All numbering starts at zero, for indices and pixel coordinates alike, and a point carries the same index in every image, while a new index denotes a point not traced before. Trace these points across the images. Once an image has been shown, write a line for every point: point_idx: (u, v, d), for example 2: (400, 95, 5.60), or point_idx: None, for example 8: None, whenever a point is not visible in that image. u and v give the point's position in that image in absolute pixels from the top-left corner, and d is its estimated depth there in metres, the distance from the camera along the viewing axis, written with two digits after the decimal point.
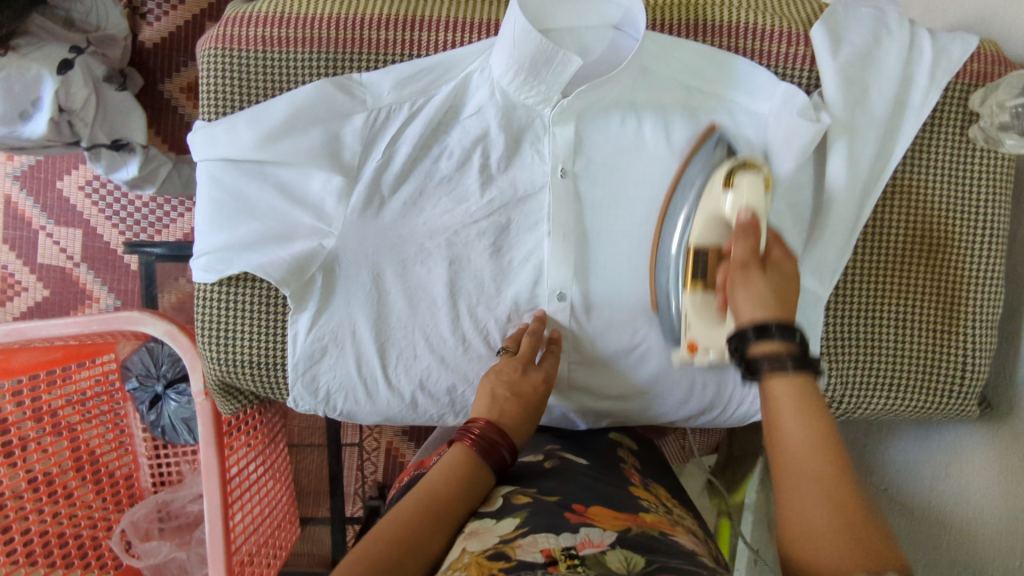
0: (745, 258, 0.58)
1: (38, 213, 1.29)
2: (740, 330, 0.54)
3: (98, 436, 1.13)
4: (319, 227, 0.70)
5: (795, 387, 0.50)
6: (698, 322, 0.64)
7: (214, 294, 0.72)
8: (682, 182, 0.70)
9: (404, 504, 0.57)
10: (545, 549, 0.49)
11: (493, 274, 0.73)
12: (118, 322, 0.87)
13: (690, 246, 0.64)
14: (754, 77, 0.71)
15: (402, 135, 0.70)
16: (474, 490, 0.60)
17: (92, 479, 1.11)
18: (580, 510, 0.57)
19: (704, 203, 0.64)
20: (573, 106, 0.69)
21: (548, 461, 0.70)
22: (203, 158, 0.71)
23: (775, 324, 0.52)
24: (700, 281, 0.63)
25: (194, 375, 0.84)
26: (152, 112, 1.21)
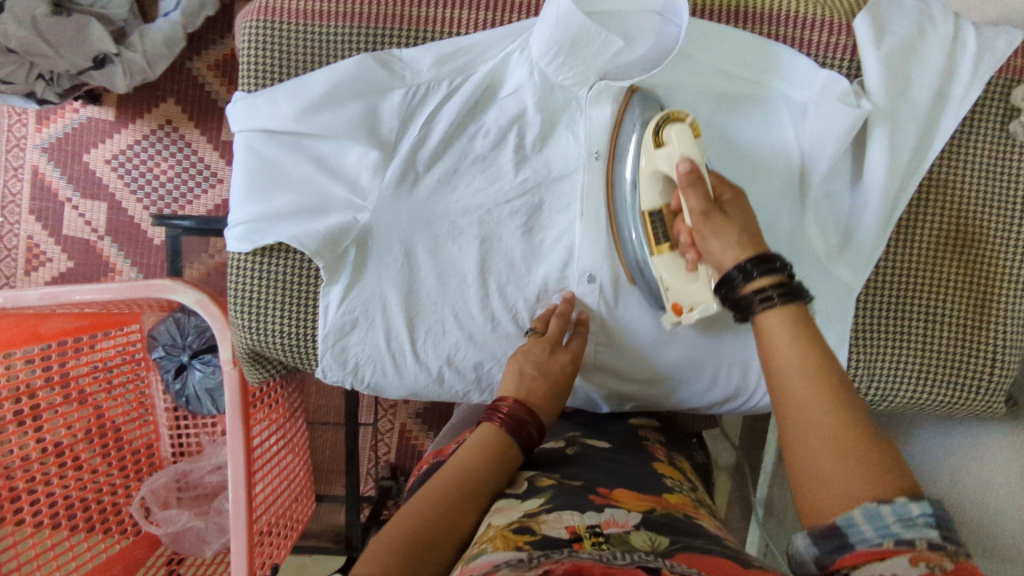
0: (701, 205, 0.57)
1: (65, 185, 1.30)
2: (726, 276, 0.54)
3: (122, 408, 1.14)
4: (354, 200, 0.71)
5: (786, 321, 0.50)
6: (675, 282, 0.65)
7: (248, 264, 0.72)
8: (619, 150, 0.71)
9: (434, 483, 0.58)
10: (570, 526, 0.50)
11: (524, 253, 0.73)
12: (148, 289, 0.88)
13: (643, 211, 0.66)
14: (794, 65, 0.70)
15: (439, 112, 0.71)
16: (502, 469, 0.61)
17: (115, 449, 1.13)
18: (604, 493, 0.59)
19: (645, 165, 0.65)
20: (610, 90, 0.70)
21: (570, 449, 0.71)
22: (241, 129, 0.71)
23: (750, 260, 0.52)
24: (665, 243, 0.65)
25: (223, 344, 0.85)
26: (180, 88, 1.27)
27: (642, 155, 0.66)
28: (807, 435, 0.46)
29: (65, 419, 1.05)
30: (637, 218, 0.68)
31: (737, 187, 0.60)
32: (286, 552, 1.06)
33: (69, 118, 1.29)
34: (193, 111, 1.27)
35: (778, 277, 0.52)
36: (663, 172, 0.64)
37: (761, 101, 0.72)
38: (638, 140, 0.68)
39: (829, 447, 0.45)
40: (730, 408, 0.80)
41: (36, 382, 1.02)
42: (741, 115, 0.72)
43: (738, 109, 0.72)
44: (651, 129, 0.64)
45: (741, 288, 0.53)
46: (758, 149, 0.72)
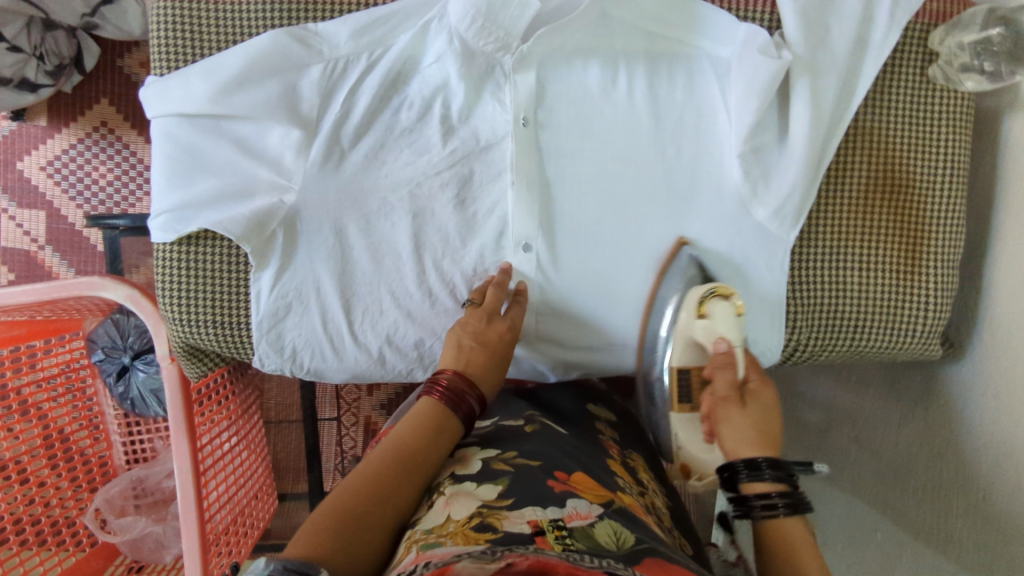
0: (726, 389, 0.60)
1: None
2: (730, 464, 0.57)
3: (67, 415, 1.10)
4: (279, 182, 0.69)
5: (789, 532, 0.52)
6: (690, 444, 0.68)
7: (173, 253, 0.70)
8: (657, 306, 0.73)
9: (372, 456, 0.57)
10: (532, 521, 0.48)
11: (458, 226, 0.72)
12: (77, 288, 0.85)
13: (673, 367, 0.69)
14: (716, 21, 0.71)
15: (360, 87, 0.69)
16: (441, 439, 0.60)
17: (65, 462, 1.09)
18: (562, 477, 0.57)
19: (680, 329, 0.69)
20: (533, 52, 0.69)
21: (529, 425, 0.69)
22: (156, 114, 0.69)
23: (765, 458, 0.55)
24: (687, 404, 0.68)
25: (159, 339, 0.82)
26: (113, 89, 1.22)
27: (679, 316, 0.69)
28: None
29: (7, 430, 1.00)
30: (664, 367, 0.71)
31: (766, 375, 0.62)
32: (249, 549, 1.05)
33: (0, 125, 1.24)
34: (129, 111, 1.23)
35: (784, 485, 0.54)
36: (698, 340, 0.67)
37: (687, 59, 0.72)
38: (678, 301, 0.70)
39: None
40: None
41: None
42: (667, 75, 0.72)
43: (664, 68, 0.72)
44: (695, 297, 0.68)
45: (744, 483, 0.55)
46: (687, 107, 0.72)
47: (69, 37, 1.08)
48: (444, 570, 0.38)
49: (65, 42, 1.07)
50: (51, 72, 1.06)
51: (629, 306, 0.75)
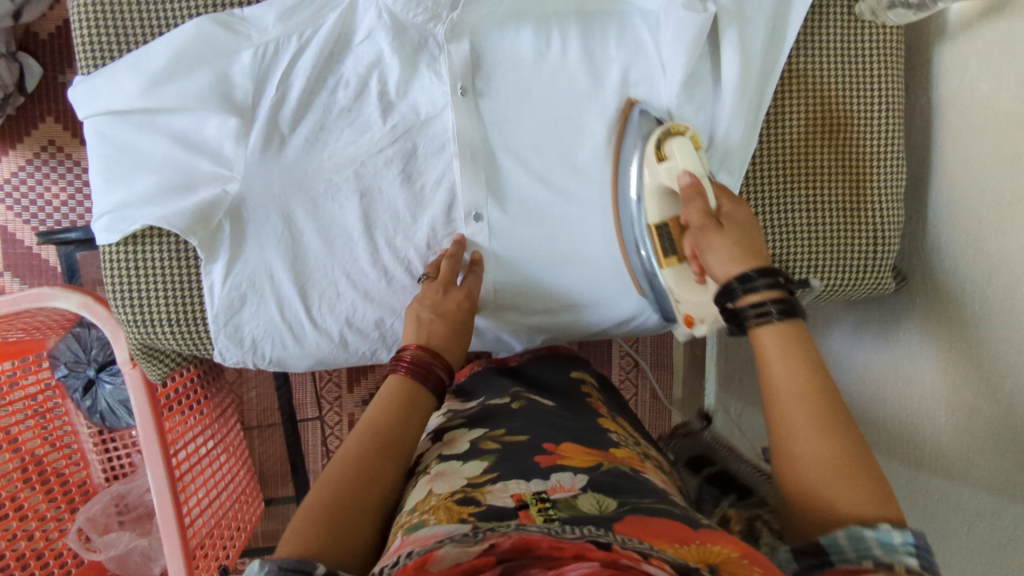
0: (702, 219, 0.60)
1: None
2: (724, 287, 0.56)
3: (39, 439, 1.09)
4: (220, 171, 0.69)
5: (783, 334, 0.53)
6: (686, 294, 0.67)
7: (120, 254, 0.69)
8: (621, 164, 0.72)
9: (352, 439, 0.57)
10: (516, 494, 0.47)
11: (407, 202, 0.73)
12: (29, 301, 0.83)
13: (651, 224, 0.68)
14: None
15: (293, 69, 0.69)
16: (414, 415, 0.60)
17: (42, 485, 1.08)
18: (552, 448, 0.55)
19: (649, 181, 0.68)
20: (463, 20, 0.69)
21: (516, 402, 0.67)
22: (88, 113, 0.68)
23: (753, 269, 0.55)
24: (674, 256, 0.67)
25: (118, 346, 0.81)
26: (56, 105, 1.20)
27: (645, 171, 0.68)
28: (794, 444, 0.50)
29: None
30: (643, 229, 0.70)
31: (738, 200, 0.62)
32: (238, 550, 1.06)
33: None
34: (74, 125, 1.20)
35: (779, 292, 0.54)
36: (668, 187, 0.66)
37: (618, 16, 0.72)
38: (639, 157, 0.69)
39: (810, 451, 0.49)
40: (640, 322, 0.82)
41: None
42: (601, 32, 0.72)
43: (596, 24, 0.72)
44: (654, 144, 0.67)
45: (740, 299, 0.55)
46: (625, 63, 0.73)
47: (9, 64, 1.11)
48: (426, 558, 0.37)
49: (7, 69, 1.11)
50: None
51: (584, 266, 0.76)
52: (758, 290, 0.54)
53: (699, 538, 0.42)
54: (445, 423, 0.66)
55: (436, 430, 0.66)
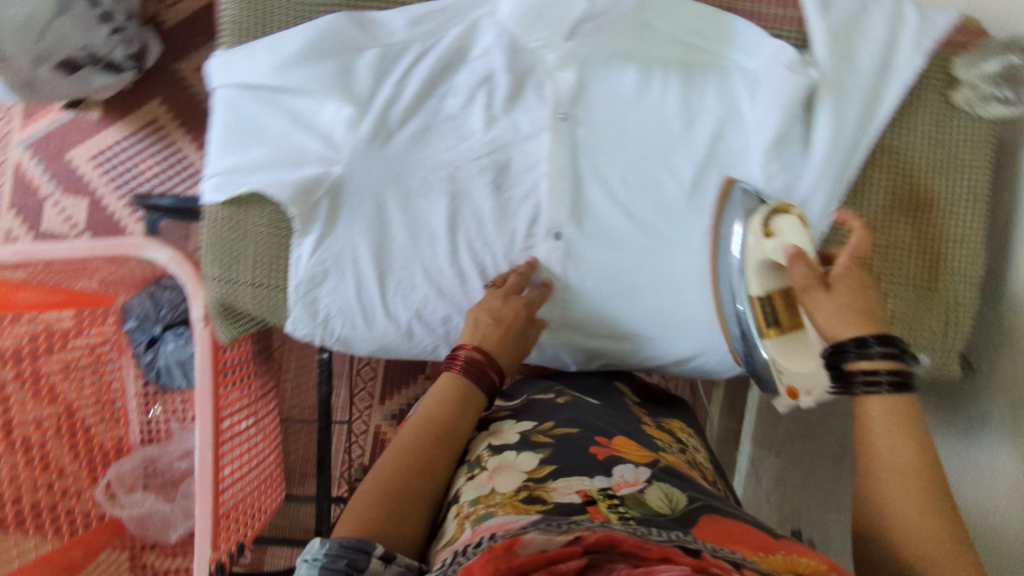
0: (806, 283, 0.59)
1: (47, 181, 1.31)
2: (838, 346, 0.57)
3: (81, 396, 1.10)
4: (328, 154, 0.73)
5: (891, 405, 0.54)
6: (791, 365, 0.69)
7: (222, 213, 0.75)
8: (722, 244, 0.75)
9: (409, 429, 0.59)
10: (581, 490, 0.48)
11: (493, 211, 0.76)
12: (123, 248, 0.89)
13: (754, 295, 0.71)
14: (748, 35, 0.76)
15: (411, 72, 0.74)
16: (466, 410, 0.62)
17: (71, 439, 1.08)
18: (605, 441, 0.58)
19: (752, 255, 0.71)
20: (576, 51, 0.74)
21: (562, 397, 0.70)
22: (222, 83, 0.75)
23: (871, 335, 0.55)
24: (776, 327, 0.70)
25: (195, 302, 0.86)
26: (166, 88, 1.30)
27: (748, 241, 0.72)
28: (898, 509, 0.51)
29: (23, 410, 1.02)
30: (743, 297, 0.73)
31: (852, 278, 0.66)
32: (256, 533, 1.06)
33: (56, 116, 1.31)
34: (178, 110, 1.29)
35: (895, 361, 0.54)
36: (772, 260, 0.69)
37: (721, 70, 0.76)
38: (743, 227, 0.73)
39: (917, 516, 0.49)
40: (699, 362, 0.82)
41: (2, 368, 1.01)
42: (702, 82, 0.76)
43: (698, 75, 0.76)
44: (758, 220, 0.70)
45: (851, 361, 0.56)
46: (721, 114, 0.76)
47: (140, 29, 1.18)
48: (514, 541, 0.39)
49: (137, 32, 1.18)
50: (134, 55, 1.19)
51: (651, 298, 0.78)
52: (872, 359, 0.54)
53: (784, 549, 0.43)
54: (493, 414, 0.69)
55: (482, 418, 0.68)
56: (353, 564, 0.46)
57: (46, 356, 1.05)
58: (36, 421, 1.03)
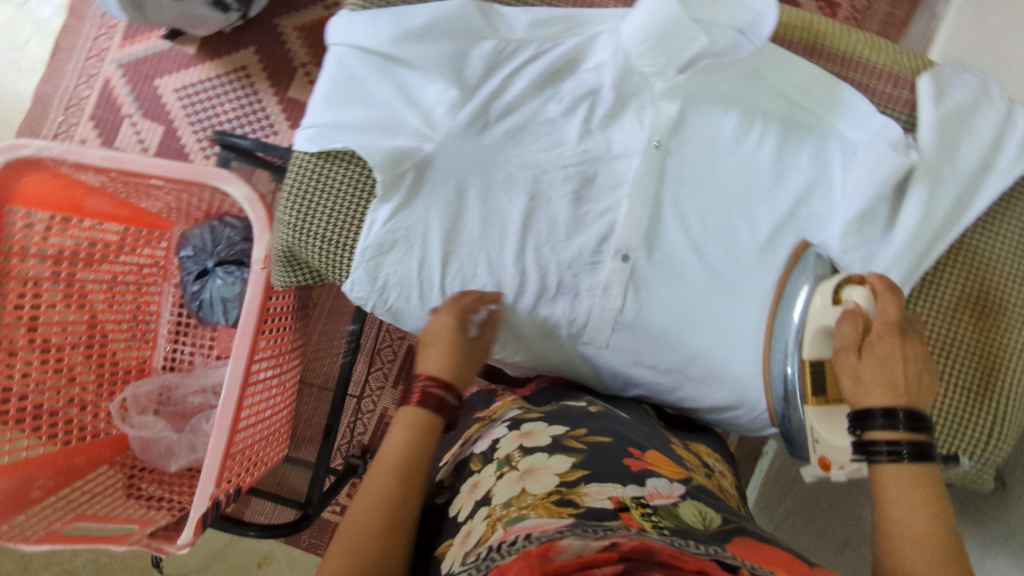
0: (846, 342, 0.63)
1: (131, 102, 1.35)
2: (864, 410, 0.59)
3: (114, 321, 1.13)
4: (423, 130, 0.74)
5: (909, 474, 0.55)
6: (827, 436, 0.67)
7: (308, 164, 0.76)
8: (784, 301, 0.74)
9: (374, 479, 0.57)
10: (614, 497, 0.48)
11: (567, 220, 0.76)
12: (201, 175, 0.90)
13: (806, 358, 0.69)
14: (857, 107, 0.76)
15: (520, 70, 0.76)
16: (427, 449, 0.60)
17: (97, 361, 1.11)
18: (637, 453, 0.58)
19: (814, 317, 0.69)
20: (684, 85, 0.75)
21: (594, 406, 0.71)
22: (338, 42, 0.77)
23: (897, 403, 0.58)
24: (821, 396, 0.68)
25: (259, 244, 0.88)
26: (264, 39, 1.34)
27: (813, 303, 0.70)
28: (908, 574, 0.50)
29: (61, 318, 1.05)
30: (795, 359, 0.71)
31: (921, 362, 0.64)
32: (253, 483, 1.05)
33: (154, 43, 1.36)
34: (270, 61, 1.33)
35: (918, 433, 0.56)
36: (830, 327, 0.67)
37: (820, 135, 0.76)
38: (810, 289, 0.71)
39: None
40: (733, 415, 0.82)
41: (44, 270, 1.02)
42: (799, 142, 0.76)
43: (797, 134, 0.76)
44: (831, 285, 0.69)
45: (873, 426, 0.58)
46: (811, 177, 0.76)
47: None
48: (550, 547, 0.39)
49: None
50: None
51: (702, 341, 0.77)
52: (896, 429, 0.56)
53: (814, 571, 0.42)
54: (524, 414, 0.69)
55: (514, 418, 0.69)
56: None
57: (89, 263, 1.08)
58: (68, 331, 1.06)
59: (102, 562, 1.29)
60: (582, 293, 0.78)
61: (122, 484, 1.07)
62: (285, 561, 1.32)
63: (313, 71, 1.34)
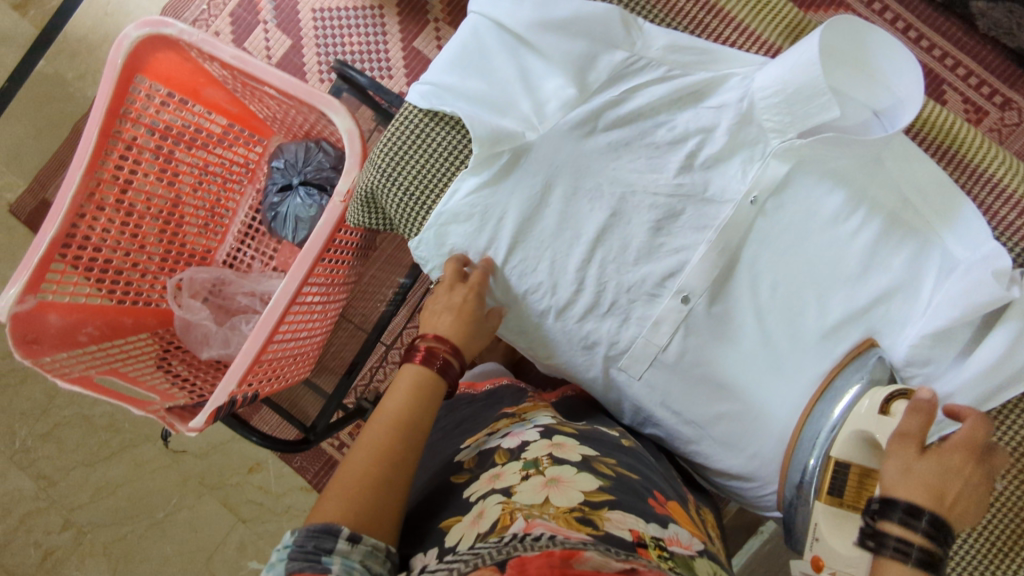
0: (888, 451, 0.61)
1: (269, 10, 1.41)
2: (888, 500, 0.57)
3: (195, 207, 1.19)
4: (530, 118, 0.75)
5: None
6: (831, 536, 0.63)
7: (416, 118, 0.78)
8: (830, 391, 0.72)
9: (372, 433, 0.66)
10: (634, 530, 0.50)
11: (641, 246, 0.76)
12: (311, 97, 0.92)
13: (832, 455, 0.67)
14: (970, 225, 0.72)
15: (643, 88, 0.75)
16: (427, 402, 0.71)
17: (167, 240, 1.17)
18: (660, 499, 0.60)
19: (856, 419, 0.67)
20: (799, 149, 0.73)
21: (625, 439, 0.72)
22: (477, 10, 0.78)
23: (928, 510, 0.54)
24: (836, 498, 0.65)
25: (344, 177, 0.91)
26: None
27: (859, 404, 0.67)
28: None
29: (149, 190, 1.11)
30: (821, 453, 0.69)
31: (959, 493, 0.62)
32: (270, 394, 1.09)
33: None
34: (405, 7, 1.35)
35: (934, 544, 0.53)
36: (871, 434, 0.65)
37: (924, 240, 0.73)
38: (860, 389, 0.69)
39: None
40: (740, 485, 0.80)
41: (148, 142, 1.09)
42: (899, 240, 0.73)
43: (899, 232, 0.73)
44: (884, 394, 0.66)
45: (888, 522, 0.56)
46: (900, 278, 0.73)
47: None
48: (574, 553, 0.41)
49: None
50: None
51: (735, 405, 0.76)
52: (910, 529, 0.54)
53: None
54: (557, 425, 0.69)
55: (546, 426, 0.69)
56: (320, 544, 0.55)
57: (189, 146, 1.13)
58: (152, 204, 1.12)
59: (115, 419, 1.37)
60: (632, 319, 0.77)
61: (155, 354, 1.13)
62: (273, 474, 1.36)
63: (444, 28, 1.35)
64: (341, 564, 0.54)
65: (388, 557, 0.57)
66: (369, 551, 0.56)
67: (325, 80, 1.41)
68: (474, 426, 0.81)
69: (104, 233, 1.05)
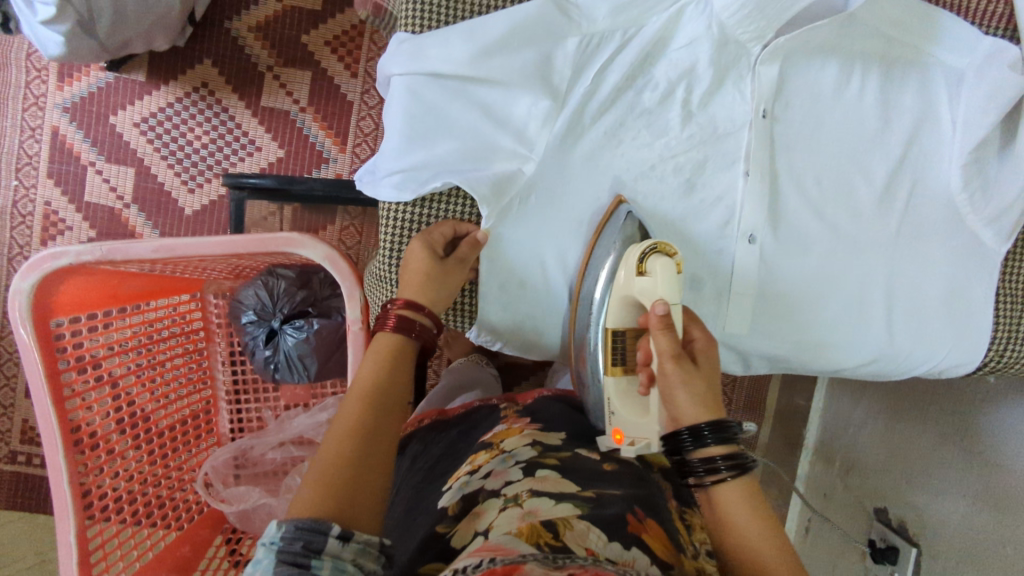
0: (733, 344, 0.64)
1: (88, 148, 1.16)
2: (676, 432, 0.58)
3: (185, 396, 1.03)
4: (519, 151, 0.68)
5: (739, 490, 0.56)
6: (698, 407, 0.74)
7: (406, 210, 0.70)
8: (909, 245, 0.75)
9: (344, 408, 0.59)
10: (591, 547, 0.46)
11: (683, 210, 0.73)
12: (273, 243, 0.84)
13: (608, 326, 0.67)
14: (956, 32, 0.72)
15: (608, 64, 0.68)
16: (397, 378, 0.63)
17: (161, 462, 0.98)
18: (639, 517, 0.53)
19: (617, 287, 0.66)
20: (784, 47, 0.69)
21: (609, 464, 0.64)
22: (403, 71, 0.66)
23: (708, 424, 0.56)
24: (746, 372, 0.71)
25: (351, 305, 0.84)
26: (214, 49, 1.15)
27: (617, 273, 0.66)
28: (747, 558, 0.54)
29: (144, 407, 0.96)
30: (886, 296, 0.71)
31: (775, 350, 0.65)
32: None
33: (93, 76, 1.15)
34: (229, 71, 1.16)
35: (729, 445, 0.56)
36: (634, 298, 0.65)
37: (920, 68, 0.73)
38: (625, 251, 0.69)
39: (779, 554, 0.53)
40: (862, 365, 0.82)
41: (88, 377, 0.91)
42: (901, 78, 0.73)
43: (897, 73, 0.73)
44: (636, 253, 0.64)
45: (689, 451, 0.57)
46: (911, 108, 0.74)
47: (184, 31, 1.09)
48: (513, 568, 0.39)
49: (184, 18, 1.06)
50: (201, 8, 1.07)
51: (833, 301, 0.76)
52: (726, 443, 0.56)
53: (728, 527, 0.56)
54: (539, 456, 0.62)
55: (531, 459, 0.61)
56: (310, 544, 0.46)
57: (142, 346, 0.97)
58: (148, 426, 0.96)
59: None
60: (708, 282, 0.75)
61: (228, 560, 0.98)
62: None
63: (283, 73, 1.17)
64: (332, 566, 0.46)
65: (381, 551, 0.49)
66: (360, 548, 0.48)
67: (193, 187, 1.18)
68: (453, 464, 0.71)
69: (121, 479, 0.91)
